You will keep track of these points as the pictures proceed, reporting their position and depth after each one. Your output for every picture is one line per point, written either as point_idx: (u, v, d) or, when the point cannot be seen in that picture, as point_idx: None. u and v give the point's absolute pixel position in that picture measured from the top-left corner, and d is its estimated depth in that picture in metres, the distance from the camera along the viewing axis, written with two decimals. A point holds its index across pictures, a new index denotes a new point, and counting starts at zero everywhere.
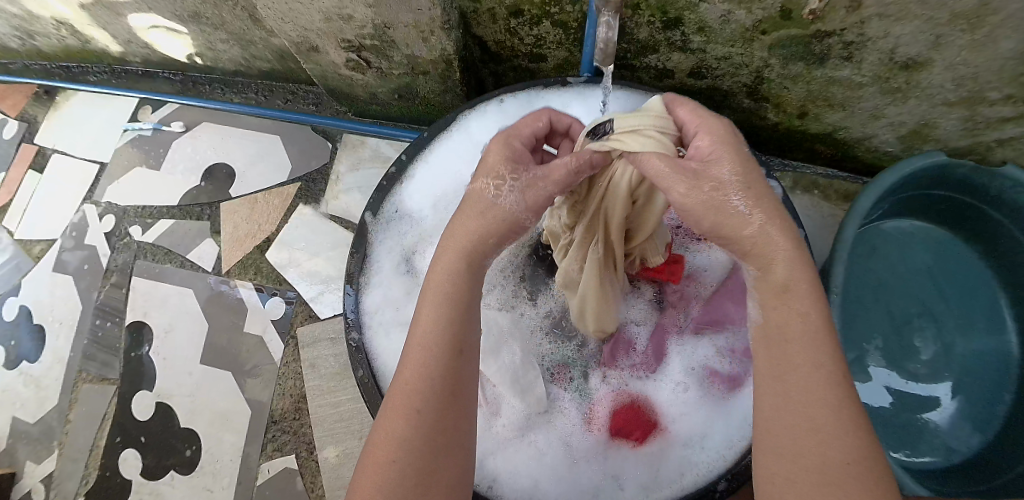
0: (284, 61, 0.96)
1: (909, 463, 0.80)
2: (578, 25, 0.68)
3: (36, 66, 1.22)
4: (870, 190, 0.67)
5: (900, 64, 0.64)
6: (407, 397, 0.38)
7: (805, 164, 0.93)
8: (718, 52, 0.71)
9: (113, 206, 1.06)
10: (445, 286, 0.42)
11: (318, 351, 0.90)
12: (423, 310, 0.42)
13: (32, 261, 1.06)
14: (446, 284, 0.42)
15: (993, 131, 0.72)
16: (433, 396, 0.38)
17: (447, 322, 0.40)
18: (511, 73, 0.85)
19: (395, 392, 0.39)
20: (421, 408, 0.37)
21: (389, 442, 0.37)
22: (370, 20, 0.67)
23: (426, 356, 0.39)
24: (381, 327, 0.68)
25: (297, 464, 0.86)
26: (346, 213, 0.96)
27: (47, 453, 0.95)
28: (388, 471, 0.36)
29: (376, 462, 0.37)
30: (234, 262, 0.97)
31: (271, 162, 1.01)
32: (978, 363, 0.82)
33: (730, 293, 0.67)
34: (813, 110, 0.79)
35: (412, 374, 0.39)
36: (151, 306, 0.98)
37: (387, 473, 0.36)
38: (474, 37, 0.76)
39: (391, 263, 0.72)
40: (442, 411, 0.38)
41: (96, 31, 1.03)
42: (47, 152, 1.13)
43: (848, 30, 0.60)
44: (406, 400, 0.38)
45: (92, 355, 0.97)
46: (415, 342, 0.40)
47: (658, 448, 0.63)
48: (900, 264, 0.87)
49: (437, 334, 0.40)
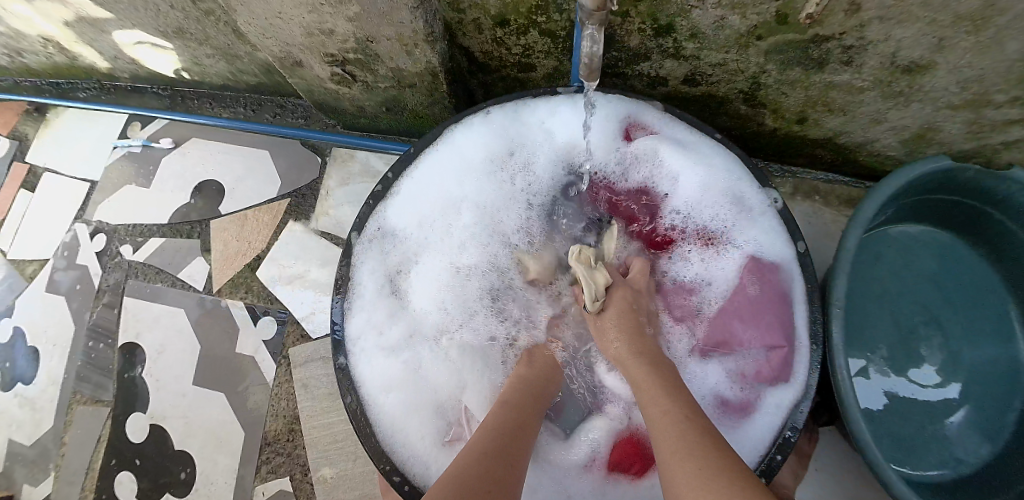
0: (270, 75, 0.94)
1: (915, 475, 0.77)
2: (566, 33, 0.66)
3: (27, 82, 1.21)
4: (874, 196, 0.64)
5: (902, 67, 0.61)
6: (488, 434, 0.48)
7: (806, 169, 0.91)
8: (712, 58, 0.68)
9: (104, 224, 1.05)
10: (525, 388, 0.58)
11: (310, 370, 0.88)
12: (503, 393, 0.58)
13: (25, 282, 1.06)
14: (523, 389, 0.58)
15: (999, 134, 0.69)
16: (507, 447, 0.47)
17: (524, 406, 0.55)
18: (500, 83, 0.83)
19: (478, 441, 0.47)
20: (499, 454, 0.45)
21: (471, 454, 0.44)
22: (352, 34, 0.65)
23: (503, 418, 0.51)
24: (364, 353, 0.67)
25: (292, 486, 0.85)
26: (336, 229, 0.94)
27: (44, 475, 0.94)
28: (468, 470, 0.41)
29: (460, 477, 0.40)
30: (225, 280, 0.95)
31: (260, 177, 1.00)
32: (986, 371, 0.80)
33: (735, 313, 0.68)
34: (812, 115, 0.76)
35: (490, 433, 0.48)
36: (143, 326, 0.97)
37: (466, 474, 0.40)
38: (460, 48, 0.74)
39: (374, 286, 0.70)
40: (511, 454, 0.46)
41: (82, 48, 1.02)
42: (38, 170, 1.12)
43: (847, 34, 0.57)
44: (491, 445, 0.46)
45: (85, 376, 0.96)
46: (497, 413, 0.52)
47: (659, 480, 0.61)
48: (905, 270, 0.84)
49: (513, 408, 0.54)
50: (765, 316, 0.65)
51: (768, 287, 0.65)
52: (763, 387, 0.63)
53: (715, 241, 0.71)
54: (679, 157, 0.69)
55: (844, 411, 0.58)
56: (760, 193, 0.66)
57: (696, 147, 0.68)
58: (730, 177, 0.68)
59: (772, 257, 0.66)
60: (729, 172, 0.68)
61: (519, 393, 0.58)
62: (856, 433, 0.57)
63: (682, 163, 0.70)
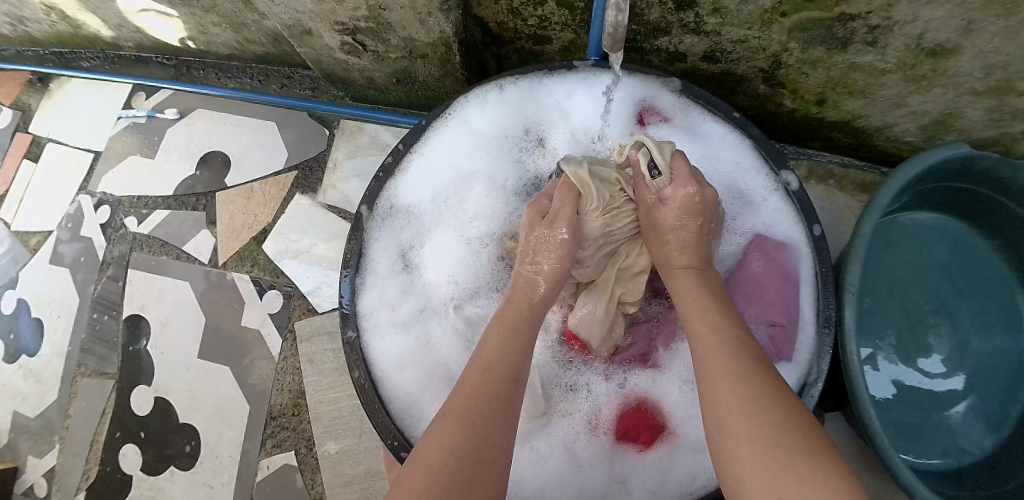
0: (278, 45, 0.93)
1: (919, 465, 0.76)
2: (585, 6, 0.64)
3: (30, 52, 1.19)
4: (890, 185, 0.62)
5: (927, 50, 0.60)
6: (464, 407, 0.43)
7: (821, 152, 0.89)
8: (734, 35, 0.67)
9: (108, 196, 1.04)
10: (507, 328, 0.51)
11: (316, 345, 0.88)
12: (490, 340, 0.50)
13: (28, 253, 1.05)
14: (515, 326, 0.52)
15: (1020, 122, 0.68)
16: (486, 412, 0.42)
17: (508, 355, 0.48)
18: (514, 56, 0.81)
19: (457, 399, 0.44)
20: (475, 420, 0.41)
21: (441, 443, 0.40)
22: (364, 1, 0.64)
23: (480, 384, 0.45)
24: (377, 329, 0.66)
25: (296, 461, 0.85)
26: (344, 204, 0.93)
27: (48, 447, 0.94)
28: (435, 468, 0.38)
29: (428, 465, 0.38)
30: (230, 254, 0.95)
31: (268, 148, 0.98)
32: (993, 362, 0.79)
33: (741, 288, 0.67)
34: (832, 97, 0.75)
35: (467, 389, 0.45)
36: (148, 299, 0.96)
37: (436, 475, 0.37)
38: (475, 18, 0.72)
39: (387, 262, 0.69)
40: (489, 426, 0.41)
41: (86, 16, 1.00)
42: (42, 142, 1.11)
43: (875, 13, 0.56)
44: (466, 405, 0.43)
45: (90, 349, 0.96)
46: (476, 360, 0.48)
47: (665, 451, 0.61)
48: (917, 258, 0.83)
49: (497, 361, 0.47)
50: (773, 293, 0.63)
51: (773, 264, 0.64)
52: None
53: (723, 227, 0.70)
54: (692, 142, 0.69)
55: (854, 398, 0.57)
56: (776, 176, 0.65)
57: (708, 134, 0.68)
58: (744, 161, 0.67)
59: (781, 237, 0.65)
60: (743, 155, 0.67)
61: (508, 332, 0.51)
62: (865, 421, 0.56)
63: (692, 150, 0.70)
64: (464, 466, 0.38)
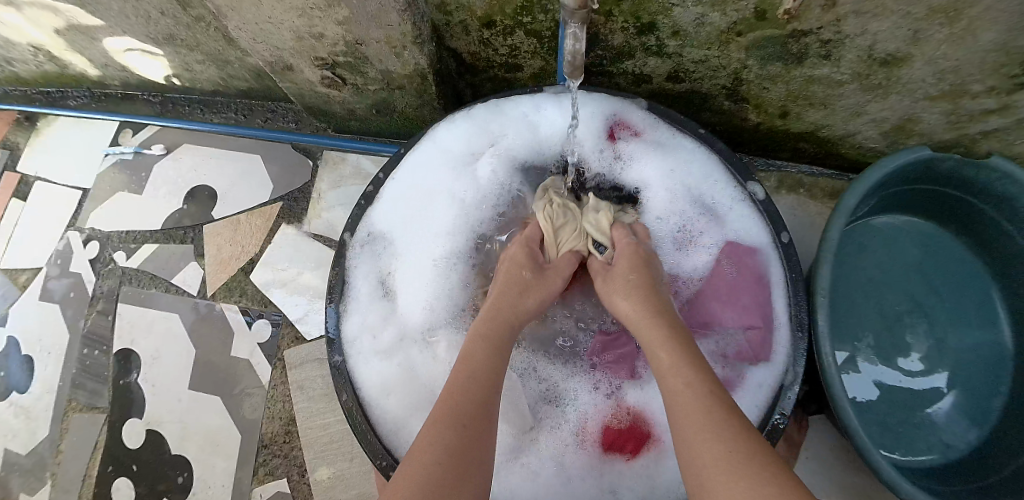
0: (260, 80, 0.95)
1: (906, 462, 0.78)
2: (551, 33, 0.67)
3: (17, 91, 1.21)
4: (857, 186, 0.64)
5: (880, 60, 0.63)
6: (449, 411, 0.44)
7: (790, 163, 0.92)
8: (695, 55, 0.70)
9: (97, 232, 1.05)
10: (490, 337, 0.53)
11: (306, 372, 0.89)
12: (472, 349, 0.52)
13: (18, 290, 1.06)
14: (491, 334, 0.54)
15: (976, 124, 0.71)
16: (471, 414, 0.44)
17: (489, 360, 0.50)
18: (488, 84, 0.84)
19: (438, 412, 0.45)
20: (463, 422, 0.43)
21: (432, 442, 0.41)
22: (341, 38, 0.66)
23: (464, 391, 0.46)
24: (361, 355, 0.67)
25: (289, 488, 0.85)
26: (329, 232, 0.95)
27: (40, 484, 0.94)
28: (430, 467, 0.39)
29: (417, 461, 0.40)
30: (219, 284, 0.96)
31: (253, 181, 1.00)
32: (971, 357, 0.81)
33: (714, 296, 0.69)
34: (794, 109, 0.78)
35: (448, 399, 0.46)
36: (138, 332, 0.97)
37: (427, 471, 0.39)
38: (449, 50, 0.75)
39: (367, 289, 0.71)
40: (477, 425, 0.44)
41: (73, 56, 1.03)
42: (30, 179, 1.12)
43: (825, 28, 0.59)
44: (447, 415, 0.44)
45: (80, 384, 0.97)
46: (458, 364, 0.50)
47: (652, 458, 0.62)
48: (893, 260, 0.85)
49: (479, 368, 0.49)
50: (747, 297, 0.66)
51: (744, 268, 0.67)
52: (745, 366, 0.64)
53: (698, 235, 0.72)
54: (659, 157, 0.71)
55: (832, 397, 0.59)
56: (744, 187, 0.68)
57: (677, 151, 0.70)
58: (710, 177, 0.69)
59: (749, 243, 0.67)
60: (710, 169, 0.69)
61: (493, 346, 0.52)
62: (845, 422, 0.58)
63: (660, 166, 0.72)
64: (457, 465, 0.40)
